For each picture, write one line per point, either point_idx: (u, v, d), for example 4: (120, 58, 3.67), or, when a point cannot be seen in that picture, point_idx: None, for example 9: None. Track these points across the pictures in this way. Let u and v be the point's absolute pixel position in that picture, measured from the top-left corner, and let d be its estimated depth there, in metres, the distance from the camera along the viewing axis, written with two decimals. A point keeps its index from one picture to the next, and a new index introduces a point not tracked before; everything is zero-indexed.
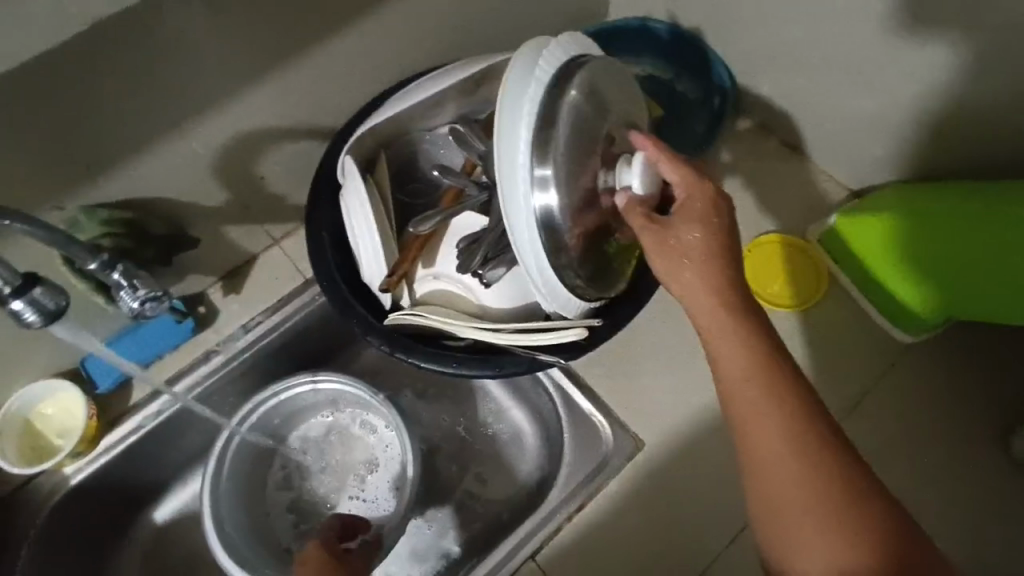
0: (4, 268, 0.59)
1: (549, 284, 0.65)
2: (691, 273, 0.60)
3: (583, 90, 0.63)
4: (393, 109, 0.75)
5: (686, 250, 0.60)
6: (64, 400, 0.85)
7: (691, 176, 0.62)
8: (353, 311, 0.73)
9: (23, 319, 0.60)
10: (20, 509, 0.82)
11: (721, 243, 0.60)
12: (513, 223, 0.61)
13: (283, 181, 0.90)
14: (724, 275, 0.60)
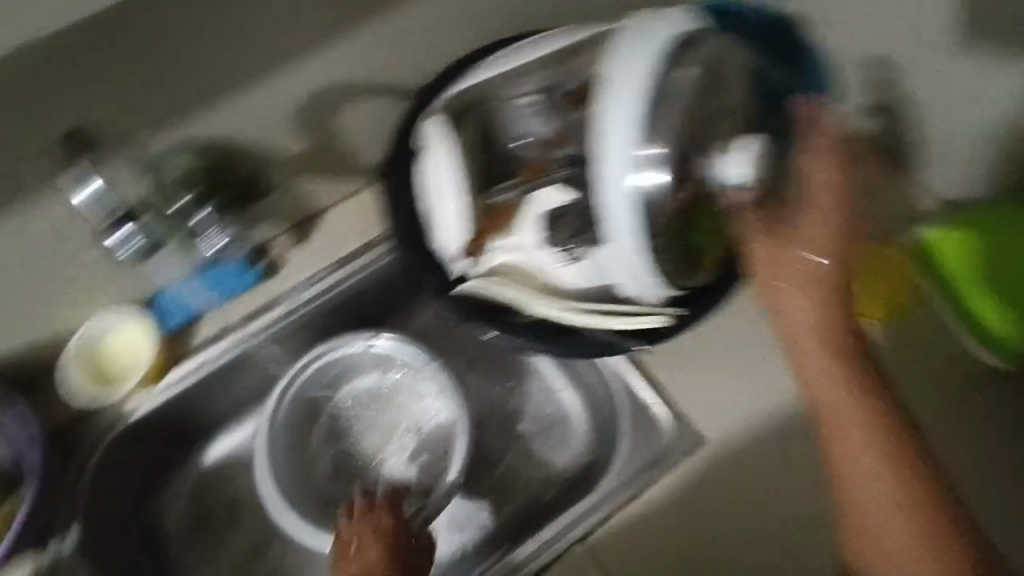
0: None
1: (635, 269, 0.62)
2: (795, 302, 0.58)
3: (691, 69, 0.60)
4: (477, 77, 0.75)
5: (804, 275, 0.58)
6: (133, 334, 0.87)
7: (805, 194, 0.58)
8: (426, 275, 0.75)
9: None
10: (83, 434, 0.85)
11: (830, 272, 0.58)
12: (607, 204, 0.58)
13: (358, 137, 0.88)
14: (827, 302, 0.58)
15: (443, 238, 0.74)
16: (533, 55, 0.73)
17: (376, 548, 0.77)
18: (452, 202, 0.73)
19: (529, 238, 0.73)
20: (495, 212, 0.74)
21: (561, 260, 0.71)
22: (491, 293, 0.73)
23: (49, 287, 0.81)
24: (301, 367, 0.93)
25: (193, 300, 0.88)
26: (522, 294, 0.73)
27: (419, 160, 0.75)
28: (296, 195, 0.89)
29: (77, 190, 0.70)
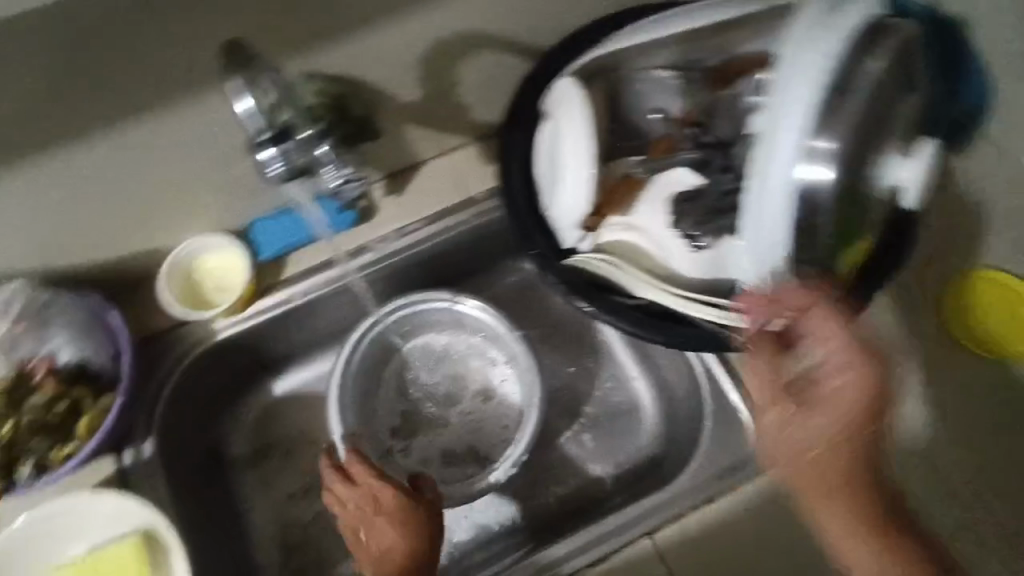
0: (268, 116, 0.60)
1: (775, 267, 0.59)
2: (779, 420, 0.61)
3: (883, 59, 0.55)
4: (608, 46, 0.71)
5: (820, 425, 0.59)
6: (228, 259, 0.88)
7: (788, 303, 0.59)
8: (533, 243, 0.71)
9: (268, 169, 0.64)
10: (167, 349, 0.86)
11: (811, 395, 0.59)
12: (764, 194, 0.55)
13: (475, 92, 0.85)
14: (809, 421, 0.59)
15: (562, 206, 0.70)
16: (672, 30, 0.69)
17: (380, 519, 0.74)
18: (580, 164, 0.68)
19: (648, 218, 0.71)
20: (615, 187, 0.71)
21: (681, 245, 0.69)
22: (599, 270, 0.70)
23: (155, 206, 0.79)
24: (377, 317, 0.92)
25: (291, 234, 0.89)
26: (630, 274, 0.69)
27: (541, 129, 0.73)
28: (403, 142, 0.88)
29: (238, 99, 0.57)
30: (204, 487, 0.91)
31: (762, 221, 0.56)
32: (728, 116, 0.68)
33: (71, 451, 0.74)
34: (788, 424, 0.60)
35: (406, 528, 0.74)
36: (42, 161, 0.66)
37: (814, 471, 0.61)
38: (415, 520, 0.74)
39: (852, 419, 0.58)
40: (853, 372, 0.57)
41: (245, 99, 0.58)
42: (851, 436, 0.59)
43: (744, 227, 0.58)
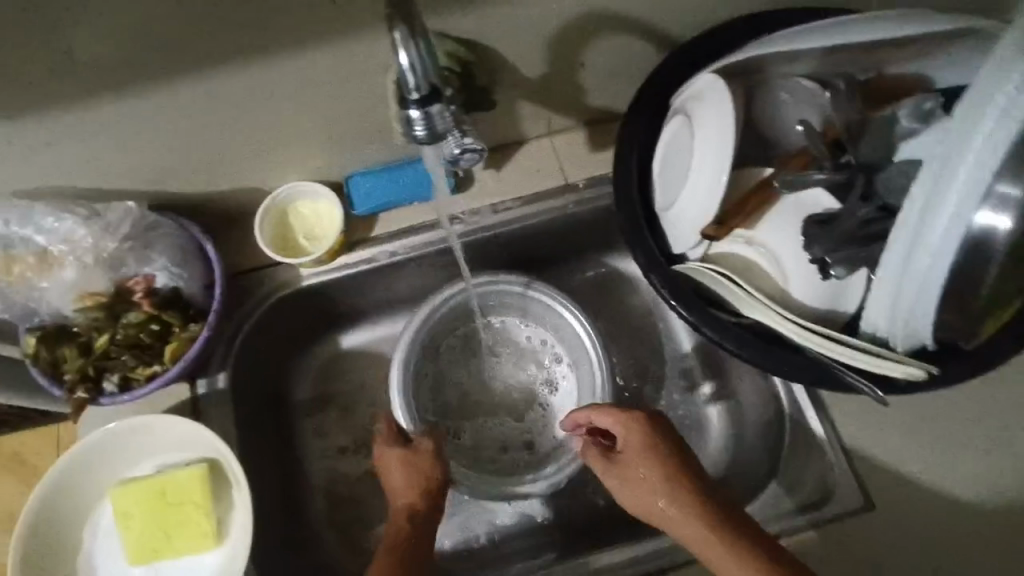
0: (423, 73, 0.54)
1: (913, 311, 0.57)
2: (636, 478, 0.73)
3: None
4: (745, 54, 0.66)
5: (636, 475, 0.73)
6: (323, 210, 0.89)
7: (575, 415, 0.78)
8: (642, 242, 0.69)
9: (413, 130, 0.57)
10: (251, 288, 0.87)
11: (642, 449, 0.73)
12: (927, 232, 0.52)
13: (597, 75, 0.82)
14: (654, 472, 0.71)
15: (678, 209, 0.66)
16: (824, 42, 0.63)
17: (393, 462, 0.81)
18: (707, 171, 0.63)
19: (772, 235, 0.66)
20: (742, 197, 0.67)
21: (808, 270, 0.64)
22: (710, 282, 0.66)
23: (267, 147, 0.79)
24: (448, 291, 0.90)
25: (388, 193, 0.88)
26: (747, 295, 0.65)
27: (672, 124, 0.69)
28: (515, 118, 0.86)
29: (398, 56, 0.53)
30: (265, 427, 0.92)
31: (913, 260, 0.54)
32: (872, 137, 0.64)
33: (157, 371, 0.75)
34: (623, 483, 0.74)
35: (407, 471, 0.80)
36: (175, 88, 0.66)
37: (671, 510, 0.69)
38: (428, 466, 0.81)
39: (654, 458, 0.72)
40: (637, 424, 0.74)
41: (404, 54, 0.52)
42: (667, 470, 0.71)
43: (886, 261, 0.56)
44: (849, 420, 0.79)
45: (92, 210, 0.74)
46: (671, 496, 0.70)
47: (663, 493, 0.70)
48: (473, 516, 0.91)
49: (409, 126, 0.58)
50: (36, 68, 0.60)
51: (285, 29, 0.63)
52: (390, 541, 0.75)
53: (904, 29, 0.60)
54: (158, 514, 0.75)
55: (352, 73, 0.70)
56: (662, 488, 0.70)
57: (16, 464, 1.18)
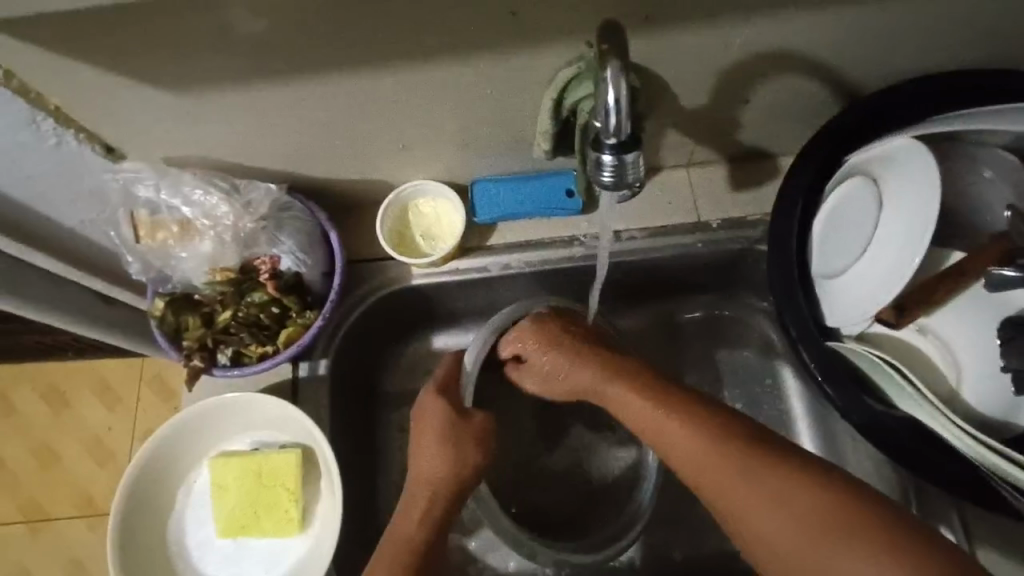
0: (625, 118, 0.50)
1: None
2: (552, 371, 0.77)
3: None
4: (931, 129, 0.62)
5: (547, 366, 0.78)
6: (442, 210, 0.87)
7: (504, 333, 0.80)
8: (794, 305, 0.62)
9: (600, 172, 0.53)
10: (362, 279, 0.86)
11: (547, 343, 0.77)
12: None
13: (758, 113, 0.76)
14: (570, 359, 0.76)
15: (846, 280, 0.62)
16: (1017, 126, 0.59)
17: (430, 446, 0.75)
18: (890, 249, 0.60)
19: (950, 326, 0.61)
20: (927, 282, 0.59)
21: (1000, 380, 0.58)
22: (866, 366, 0.61)
23: (405, 142, 0.78)
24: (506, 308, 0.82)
25: (511, 204, 0.86)
26: (916, 393, 0.59)
27: (847, 184, 0.64)
28: (658, 144, 0.81)
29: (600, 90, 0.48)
30: (355, 420, 0.90)
31: None
32: None
33: (269, 351, 0.77)
34: (538, 383, 0.80)
35: (443, 453, 0.75)
36: (337, 78, 0.66)
37: (589, 384, 0.75)
38: (467, 453, 0.75)
39: (564, 348, 0.77)
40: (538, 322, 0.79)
41: (608, 88, 0.48)
42: (579, 356, 0.76)
43: None
44: (985, 531, 0.71)
45: (233, 185, 0.75)
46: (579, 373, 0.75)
47: (571, 373, 0.76)
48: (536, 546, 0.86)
49: (597, 169, 0.53)
50: (216, 45, 0.60)
51: (455, 31, 0.61)
52: (401, 537, 0.71)
53: None
54: (249, 493, 0.76)
55: (511, 80, 0.68)
56: (569, 371, 0.76)
57: (106, 392, 1.25)
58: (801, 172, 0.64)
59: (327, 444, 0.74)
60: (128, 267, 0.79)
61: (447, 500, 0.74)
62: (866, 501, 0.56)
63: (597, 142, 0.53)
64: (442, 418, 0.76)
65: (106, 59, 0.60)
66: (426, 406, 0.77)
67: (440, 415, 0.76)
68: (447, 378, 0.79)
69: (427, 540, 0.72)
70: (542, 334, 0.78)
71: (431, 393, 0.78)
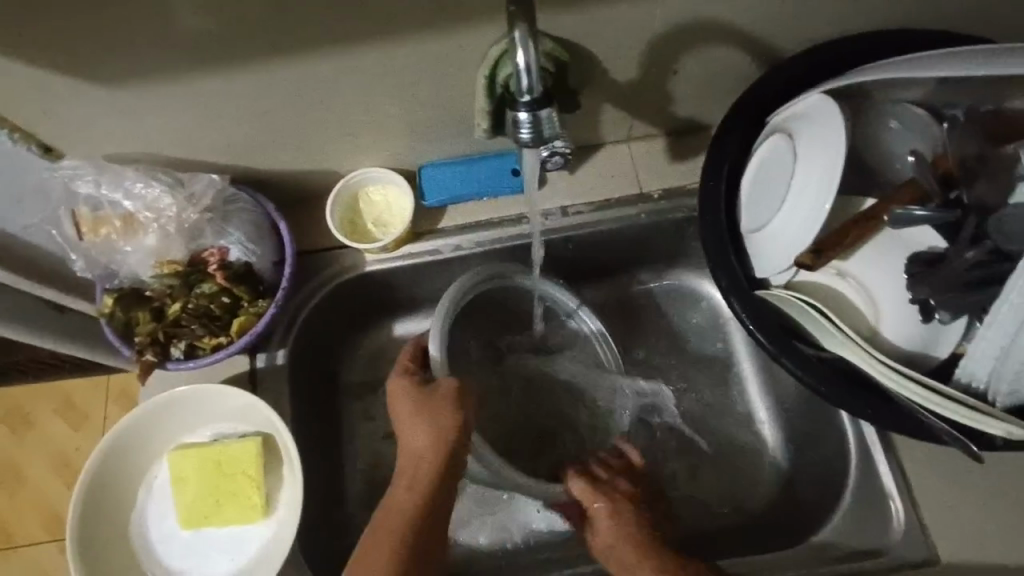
0: (537, 75, 0.52)
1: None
2: (425, 427, 0.74)
3: None
4: (862, 77, 0.64)
5: (421, 423, 0.74)
6: (392, 196, 0.88)
7: (407, 386, 0.77)
8: (725, 261, 0.67)
9: (519, 132, 0.55)
10: (313, 271, 0.87)
11: (443, 403, 0.75)
12: None
13: (689, 83, 0.79)
14: (444, 426, 0.73)
15: (767, 233, 0.65)
16: (924, 74, 0.61)
17: (404, 422, 0.76)
18: (804, 203, 0.62)
19: (866, 269, 0.63)
20: (844, 227, 0.62)
21: (909, 313, 0.61)
22: (792, 312, 0.64)
23: (348, 129, 0.79)
24: (459, 281, 0.82)
25: (461, 187, 0.87)
26: (838, 332, 0.61)
27: (768, 143, 0.68)
28: (596, 120, 0.84)
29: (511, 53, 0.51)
30: (316, 410, 0.91)
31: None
32: (991, 178, 0.60)
33: (222, 343, 0.77)
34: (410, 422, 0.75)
35: (414, 428, 0.74)
36: (274, 66, 0.67)
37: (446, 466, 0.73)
38: (437, 430, 0.73)
39: (438, 418, 0.74)
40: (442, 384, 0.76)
41: (517, 51, 0.51)
42: (445, 429, 0.73)
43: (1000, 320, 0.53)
44: (922, 468, 0.74)
45: (176, 178, 0.76)
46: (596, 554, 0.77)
47: (439, 438, 0.73)
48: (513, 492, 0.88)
49: (515, 127, 0.55)
50: (146, 36, 0.61)
51: (386, 12, 0.63)
52: (385, 520, 0.70)
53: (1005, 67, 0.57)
54: (209, 481, 0.76)
55: (445, 60, 0.70)
56: (437, 437, 0.73)
57: (70, 410, 1.23)
58: (727, 141, 0.70)
59: (282, 425, 0.74)
60: (73, 266, 0.79)
61: (431, 480, 0.72)
62: None
63: (515, 104, 0.55)
64: (406, 402, 0.76)
65: (37, 54, 0.60)
66: (400, 393, 0.77)
67: (409, 397, 0.76)
68: (410, 366, 0.80)
69: (423, 534, 0.70)
70: (438, 395, 0.75)
71: (401, 380, 0.78)
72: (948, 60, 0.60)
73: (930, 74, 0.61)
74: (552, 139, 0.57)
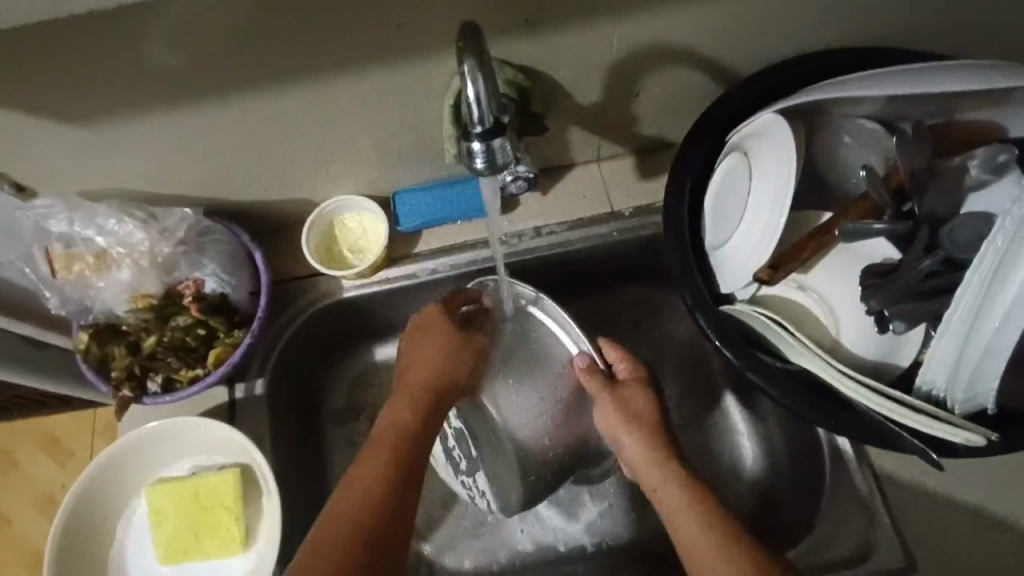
0: (487, 106, 0.54)
1: (975, 382, 0.56)
2: (439, 348, 0.78)
3: None
4: (809, 96, 0.65)
5: (441, 345, 0.78)
6: (367, 222, 0.89)
7: (440, 310, 0.80)
8: (689, 277, 0.68)
9: (473, 160, 0.57)
10: (290, 299, 0.87)
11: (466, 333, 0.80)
12: (993, 304, 0.53)
13: (651, 104, 0.81)
14: (463, 350, 0.79)
15: (728, 249, 0.67)
16: (873, 92, 0.63)
17: (431, 347, 0.78)
18: (763, 219, 0.63)
19: (825, 281, 0.66)
20: (800, 241, 0.64)
21: (865, 323, 0.63)
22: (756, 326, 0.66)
23: (319, 158, 0.80)
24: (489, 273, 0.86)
25: (434, 210, 0.88)
26: (799, 344, 0.62)
27: (728, 160, 0.69)
28: (563, 142, 0.85)
29: (461, 87, 0.52)
30: (296, 438, 0.90)
31: (978, 329, 0.53)
32: (941, 188, 0.62)
33: (198, 375, 0.77)
34: (432, 343, 0.78)
35: (438, 347, 0.78)
36: (242, 101, 0.68)
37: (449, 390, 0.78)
38: (448, 373, 0.78)
39: (457, 343, 0.79)
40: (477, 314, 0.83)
41: (467, 85, 0.52)
42: (459, 355, 0.79)
43: (951, 331, 0.55)
44: (892, 474, 0.75)
45: (149, 213, 0.77)
46: (601, 411, 0.79)
47: (455, 359, 0.78)
48: (508, 467, 0.83)
49: (469, 157, 0.57)
50: (114, 78, 0.62)
51: (348, 47, 0.64)
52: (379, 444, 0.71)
53: (946, 87, 0.59)
54: (189, 513, 0.76)
55: (410, 89, 0.71)
56: (451, 358, 0.78)
57: (55, 446, 1.21)
58: (688, 161, 0.72)
59: (259, 455, 0.74)
60: (48, 304, 0.79)
61: (426, 403, 0.76)
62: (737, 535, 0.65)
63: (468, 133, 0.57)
64: (438, 326, 0.79)
65: (5, 98, 0.61)
66: (426, 332, 0.79)
67: (441, 336, 0.78)
68: (452, 304, 0.81)
69: (401, 478, 0.69)
70: (464, 324, 0.81)
71: (435, 317, 0.79)
72: (893, 79, 0.62)
73: (877, 93, 0.63)
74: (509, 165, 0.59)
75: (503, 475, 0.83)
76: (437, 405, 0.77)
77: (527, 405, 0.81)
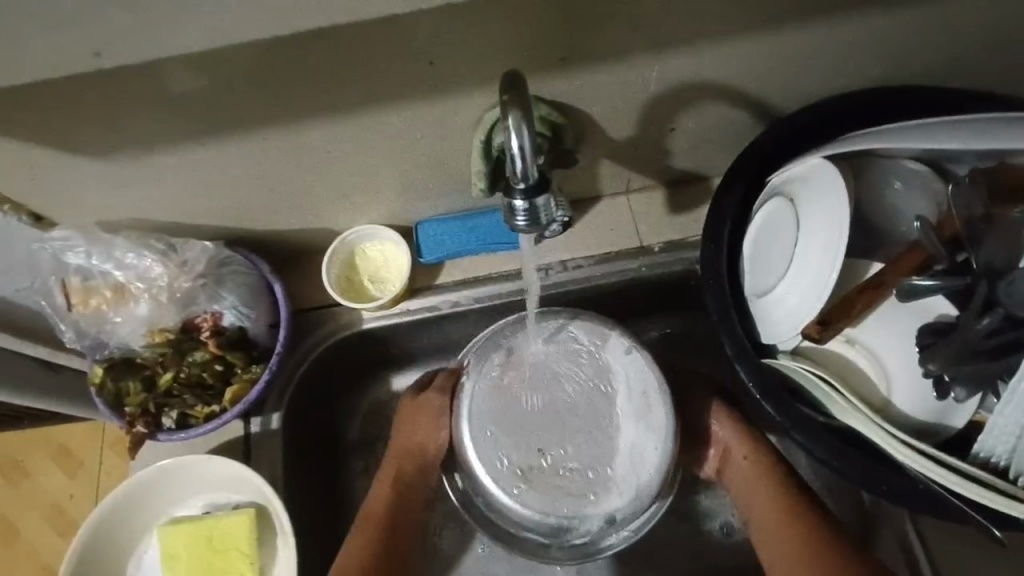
0: (530, 164, 0.53)
1: None
2: (418, 421, 0.81)
3: None
4: (843, 148, 0.63)
5: (420, 417, 0.81)
6: (388, 252, 0.86)
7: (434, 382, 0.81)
8: (730, 326, 0.65)
9: (515, 216, 0.56)
10: (310, 329, 0.85)
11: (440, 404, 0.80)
12: None
13: (687, 136, 0.78)
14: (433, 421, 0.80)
15: (772, 300, 0.64)
16: (926, 144, 0.60)
17: (417, 419, 0.81)
18: (810, 272, 0.61)
19: (876, 339, 0.64)
20: (850, 296, 0.62)
21: (921, 383, 0.61)
22: (798, 380, 0.63)
23: (341, 189, 0.78)
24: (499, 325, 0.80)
25: (458, 242, 0.85)
26: (847, 405, 0.60)
27: (770, 205, 0.67)
28: (593, 174, 0.82)
29: (504, 141, 0.51)
30: (312, 473, 0.88)
31: None
32: (1002, 235, 0.56)
33: (214, 412, 0.76)
34: (414, 413, 0.81)
35: (412, 418, 0.81)
36: (266, 137, 0.66)
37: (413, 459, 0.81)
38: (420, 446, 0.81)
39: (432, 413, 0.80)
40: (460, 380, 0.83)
41: (510, 139, 0.51)
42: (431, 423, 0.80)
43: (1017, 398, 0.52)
44: (940, 535, 0.71)
45: (169, 245, 0.75)
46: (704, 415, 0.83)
47: (425, 430, 0.81)
48: (617, 504, 0.72)
49: (511, 213, 0.56)
50: (136, 112, 0.60)
51: (376, 86, 0.62)
52: (372, 505, 0.79)
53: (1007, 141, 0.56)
54: (201, 559, 0.73)
55: (439, 123, 0.69)
56: (423, 427, 0.81)
57: (66, 459, 1.18)
58: (728, 201, 0.69)
59: (275, 499, 0.72)
60: (62, 335, 0.77)
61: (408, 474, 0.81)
62: (824, 534, 0.70)
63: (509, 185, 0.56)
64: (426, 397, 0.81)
65: (26, 136, 0.60)
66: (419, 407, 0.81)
67: (424, 410, 0.80)
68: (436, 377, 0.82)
69: (393, 540, 0.78)
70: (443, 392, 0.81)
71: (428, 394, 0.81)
72: (951, 128, 0.59)
73: (933, 141, 0.60)
74: (551, 220, 0.59)
75: (617, 471, 0.73)
76: (410, 484, 0.81)
77: (666, 394, 0.75)
